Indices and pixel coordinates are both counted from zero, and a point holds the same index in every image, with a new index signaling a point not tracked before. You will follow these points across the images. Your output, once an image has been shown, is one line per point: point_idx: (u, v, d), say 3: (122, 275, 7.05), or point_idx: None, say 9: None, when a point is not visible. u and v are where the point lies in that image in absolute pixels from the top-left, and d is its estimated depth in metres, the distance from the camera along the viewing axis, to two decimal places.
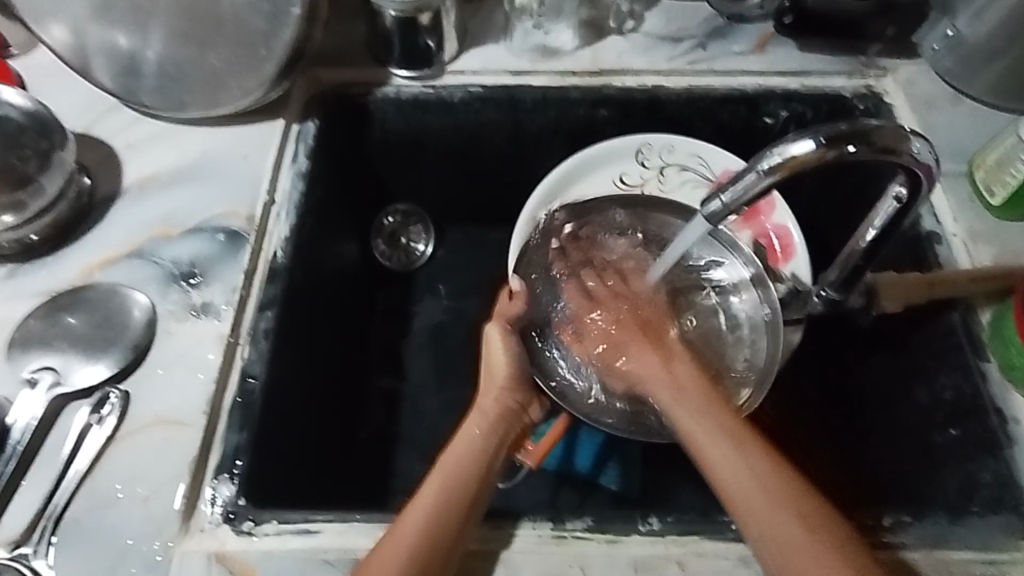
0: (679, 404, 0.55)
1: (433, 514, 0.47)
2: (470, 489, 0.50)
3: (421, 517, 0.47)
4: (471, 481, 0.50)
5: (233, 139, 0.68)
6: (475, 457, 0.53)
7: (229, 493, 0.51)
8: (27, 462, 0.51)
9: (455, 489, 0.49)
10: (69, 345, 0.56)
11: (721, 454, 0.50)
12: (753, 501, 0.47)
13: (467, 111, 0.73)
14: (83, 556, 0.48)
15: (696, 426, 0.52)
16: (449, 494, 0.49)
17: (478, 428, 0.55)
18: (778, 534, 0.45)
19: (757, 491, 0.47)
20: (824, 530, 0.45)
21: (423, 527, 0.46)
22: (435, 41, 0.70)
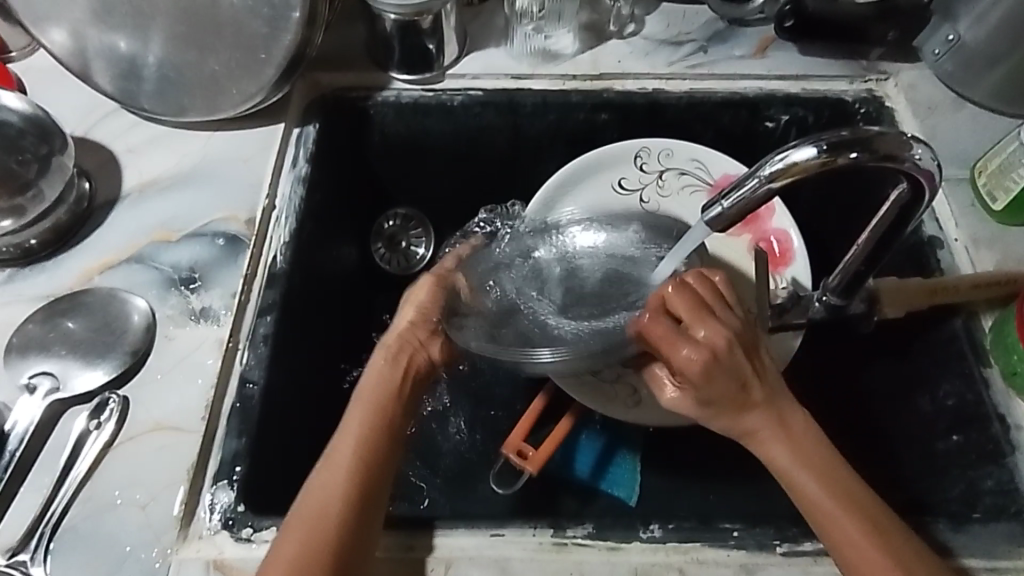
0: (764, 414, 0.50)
1: (350, 475, 0.48)
2: (383, 429, 0.51)
3: (340, 476, 0.48)
4: (384, 423, 0.51)
5: (233, 143, 0.68)
6: (374, 408, 0.52)
7: (228, 499, 0.51)
8: (25, 468, 0.51)
9: (371, 443, 0.50)
10: (68, 351, 0.56)
11: (793, 470, 0.48)
12: (833, 519, 0.46)
13: (467, 115, 0.73)
14: (81, 563, 0.48)
15: (772, 445, 0.49)
16: (368, 455, 0.49)
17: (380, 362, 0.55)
18: (858, 548, 0.45)
19: (834, 504, 0.46)
20: (888, 536, 0.45)
21: (342, 491, 0.47)
22: (436, 44, 0.70)
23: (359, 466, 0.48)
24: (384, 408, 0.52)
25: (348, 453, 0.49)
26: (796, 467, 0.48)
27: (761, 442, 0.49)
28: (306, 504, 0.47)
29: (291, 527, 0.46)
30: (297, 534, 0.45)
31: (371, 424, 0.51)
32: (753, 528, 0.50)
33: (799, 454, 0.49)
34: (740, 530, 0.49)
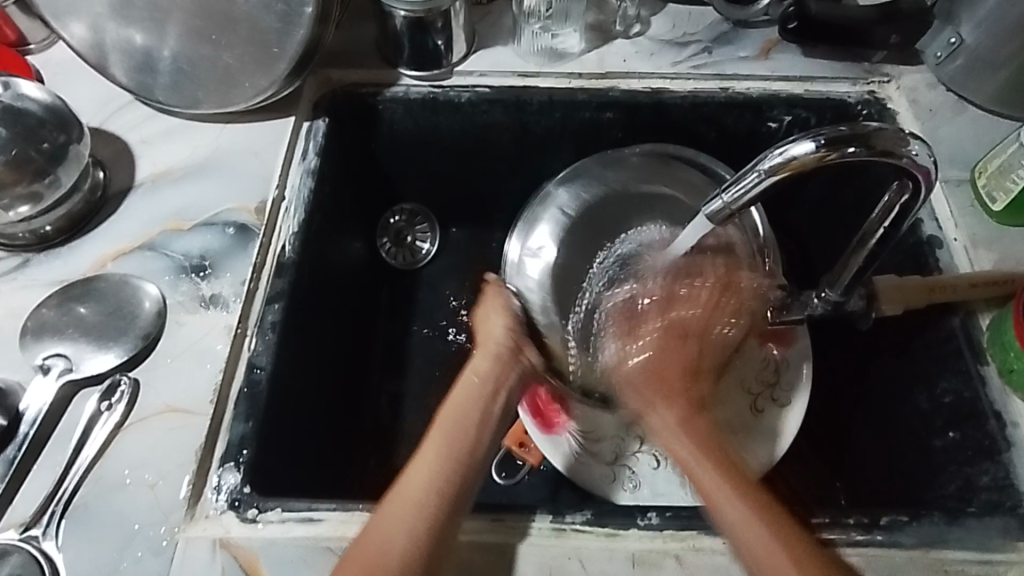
0: (640, 394, 0.59)
1: (435, 468, 0.49)
2: (456, 482, 0.49)
3: (396, 528, 0.46)
4: (456, 475, 0.49)
5: (245, 135, 0.69)
6: (476, 395, 0.54)
7: (234, 480, 0.52)
8: (38, 446, 0.52)
9: (463, 419, 0.53)
10: (80, 334, 0.57)
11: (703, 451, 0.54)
12: (717, 487, 0.51)
13: (475, 112, 0.74)
14: (91, 539, 0.49)
15: (654, 417, 0.57)
16: (451, 441, 0.51)
17: (477, 377, 0.56)
18: (735, 517, 0.48)
19: (724, 491, 0.50)
20: (779, 521, 0.48)
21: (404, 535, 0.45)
22: (444, 41, 0.72)
23: (439, 481, 0.48)
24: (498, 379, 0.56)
25: (427, 452, 0.50)
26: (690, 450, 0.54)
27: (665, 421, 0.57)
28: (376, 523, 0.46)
29: (362, 537, 0.46)
30: (390, 516, 0.46)
31: (472, 396, 0.54)
32: None
33: (708, 440, 0.55)
34: None
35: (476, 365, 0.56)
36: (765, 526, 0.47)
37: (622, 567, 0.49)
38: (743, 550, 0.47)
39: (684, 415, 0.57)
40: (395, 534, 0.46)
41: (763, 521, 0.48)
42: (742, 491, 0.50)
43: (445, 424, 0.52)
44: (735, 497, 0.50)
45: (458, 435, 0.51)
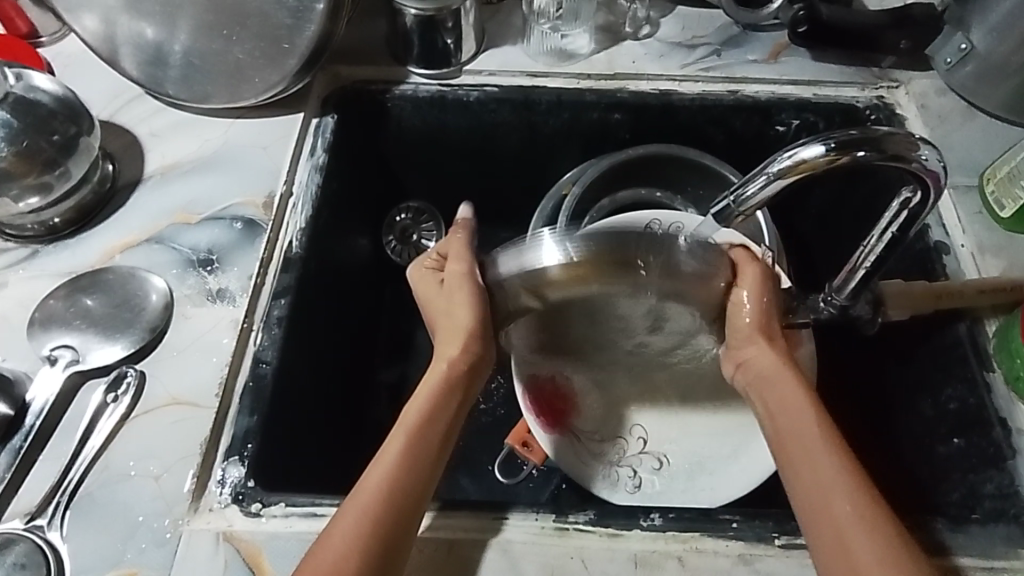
0: (777, 372, 0.52)
1: (400, 460, 0.48)
2: (409, 499, 0.46)
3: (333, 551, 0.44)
4: (404, 495, 0.47)
5: (253, 131, 0.70)
6: (441, 390, 0.52)
7: (238, 474, 0.52)
8: (44, 437, 0.53)
9: (430, 420, 0.50)
10: (87, 325, 0.57)
11: (827, 459, 0.47)
12: (825, 507, 0.45)
13: (483, 111, 0.74)
14: (95, 530, 0.49)
15: (799, 417, 0.49)
16: (419, 439, 0.49)
17: (440, 374, 0.52)
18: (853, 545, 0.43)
19: (844, 514, 0.44)
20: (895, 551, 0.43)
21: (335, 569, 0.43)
22: (454, 40, 0.72)
23: (377, 510, 0.45)
24: (462, 374, 0.52)
25: (393, 448, 0.49)
26: (802, 419, 0.49)
27: (795, 403, 0.50)
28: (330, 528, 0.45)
29: (319, 543, 0.45)
30: (348, 516, 0.45)
31: (437, 390, 0.52)
32: (753, 520, 0.50)
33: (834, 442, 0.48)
34: (739, 522, 0.50)
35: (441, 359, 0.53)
36: (860, 507, 0.44)
37: (624, 568, 0.49)
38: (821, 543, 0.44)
39: (766, 353, 0.52)
40: (334, 562, 0.43)
41: (858, 499, 0.45)
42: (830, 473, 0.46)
43: (406, 430, 0.50)
44: (817, 479, 0.46)
45: (420, 448, 0.49)
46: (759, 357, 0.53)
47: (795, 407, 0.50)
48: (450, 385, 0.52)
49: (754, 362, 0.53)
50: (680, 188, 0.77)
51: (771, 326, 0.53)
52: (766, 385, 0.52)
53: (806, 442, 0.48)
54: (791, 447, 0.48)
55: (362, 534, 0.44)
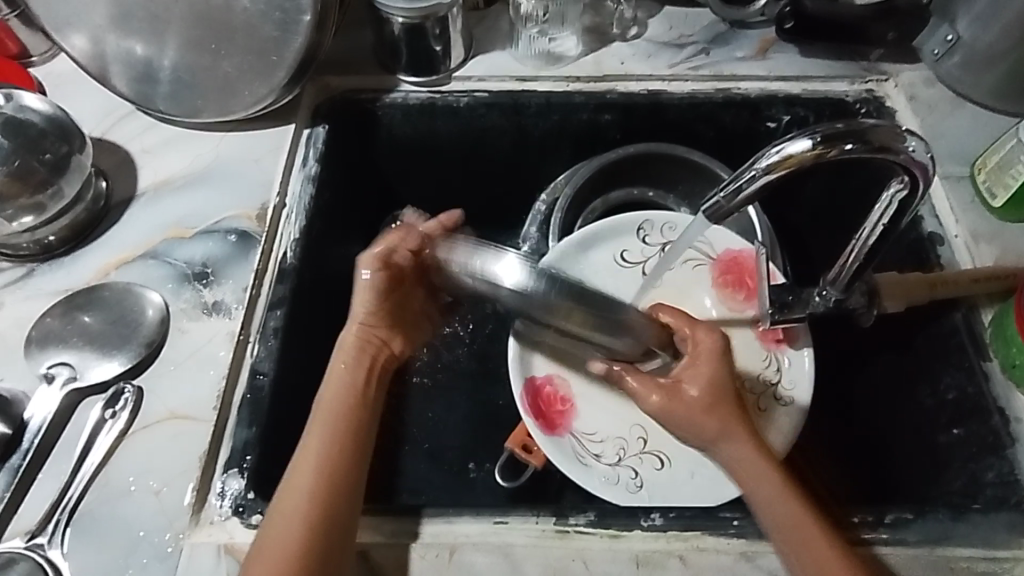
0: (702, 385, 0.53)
1: (331, 455, 0.51)
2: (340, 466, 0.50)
3: (296, 525, 0.46)
4: (340, 464, 0.51)
5: (245, 143, 0.70)
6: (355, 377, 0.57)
7: (238, 486, 0.52)
8: (43, 456, 0.53)
9: (342, 402, 0.55)
10: (84, 343, 0.57)
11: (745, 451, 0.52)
12: (759, 483, 0.50)
13: (473, 117, 0.74)
14: (97, 546, 0.49)
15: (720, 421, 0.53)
16: (340, 431, 0.53)
17: (344, 361, 0.58)
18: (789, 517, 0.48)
19: (772, 491, 0.49)
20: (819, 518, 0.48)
21: (301, 529, 0.46)
22: (442, 47, 0.72)
23: (319, 473, 0.49)
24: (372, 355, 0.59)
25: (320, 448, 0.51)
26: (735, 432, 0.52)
27: (712, 411, 0.53)
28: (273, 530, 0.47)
29: (268, 535, 0.46)
30: (293, 501, 0.48)
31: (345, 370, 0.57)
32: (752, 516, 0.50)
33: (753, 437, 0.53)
34: (740, 519, 0.50)
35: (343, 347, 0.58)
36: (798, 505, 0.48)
37: (625, 568, 0.49)
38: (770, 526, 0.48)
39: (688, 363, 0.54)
40: (292, 524, 0.47)
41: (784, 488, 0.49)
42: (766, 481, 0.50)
43: (322, 409, 0.54)
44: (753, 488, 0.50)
45: (337, 421, 0.53)
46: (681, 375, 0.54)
47: (723, 418, 0.53)
48: (360, 363, 0.58)
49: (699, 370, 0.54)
50: (671, 187, 0.78)
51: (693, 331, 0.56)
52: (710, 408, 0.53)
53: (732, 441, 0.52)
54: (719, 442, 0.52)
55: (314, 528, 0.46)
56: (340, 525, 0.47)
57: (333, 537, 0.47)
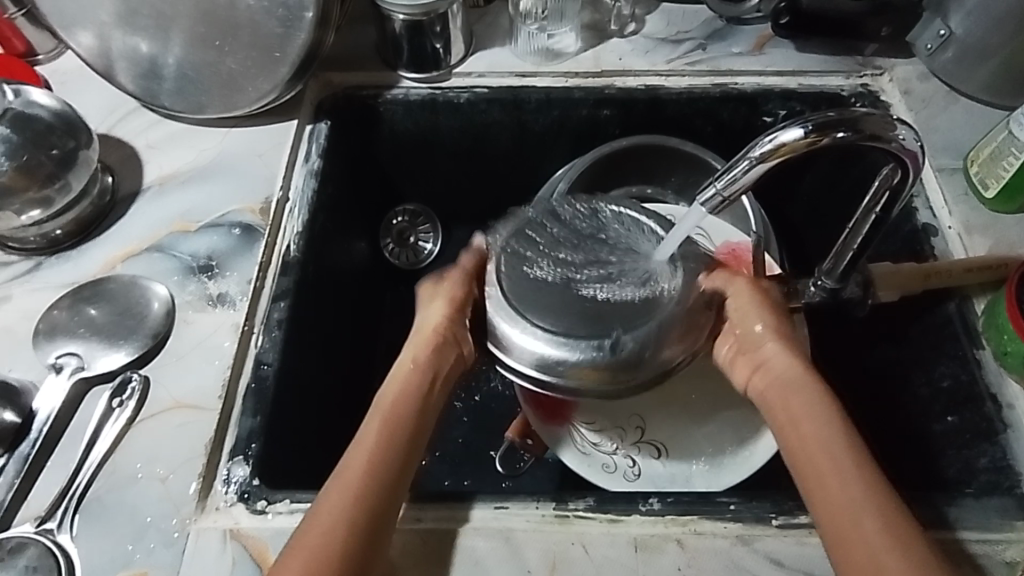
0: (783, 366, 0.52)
1: (375, 459, 0.49)
2: (390, 473, 0.49)
3: (327, 518, 0.46)
4: (389, 467, 0.49)
5: (249, 139, 0.71)
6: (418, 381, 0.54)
7: (243, 473, 0.53)
8: (52, 444, 0.54)
9: (404, 404, 0.52)
10: (91, 333, 0.58)
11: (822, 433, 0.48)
12: (823, 471, 0.46)
13: (474, 112, 0.75)
14: (105, 531, 0.50)
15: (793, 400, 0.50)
16: (391, 435, 0.50)
17: (410, 363, 0.54)
18: (848, 505, 0.44)
19: (836, 482, 0.45)
20: (891, 518, 0.43)
21: (342, 526, 0.45)
22: (442, 45, 0.73)
23: (368, 474, 0.48)
24: (436, 358, 0.54)
25: (365, 448, 0.49)
26: (815, 415, 0.49)
27: (793, 403, 0.50)
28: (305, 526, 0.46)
29: (307, 527, 0.46)
30: (332, 495, 0.47)
31: (413, 370, 0.54)
32: (750, 502, 0.51)
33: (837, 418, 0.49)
34: (737, 504, 0.51)
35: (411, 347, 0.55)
36: (867, 495, 0.44)
37: (624, 552, 0.49)
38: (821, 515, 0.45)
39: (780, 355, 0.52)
40: (332, 522, 0.45)
41: (860, 475, 0.45)
42: (845, 467, 0.46)
43: (383, 411, 0.52)
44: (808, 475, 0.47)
45: (397, 430, 0.50)
46: (772, 361, 0.53)
47: (798, 400, 0.50)
48: (423, 363, 0.54)
49: (772, 366, 0.53)
50: (664, 181, 0.79)
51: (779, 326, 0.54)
52: (783, 391, 0.51)
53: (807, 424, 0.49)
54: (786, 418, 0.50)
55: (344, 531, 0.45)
56: (376, 524, 0.46)
57: (366, 541, 0.46)
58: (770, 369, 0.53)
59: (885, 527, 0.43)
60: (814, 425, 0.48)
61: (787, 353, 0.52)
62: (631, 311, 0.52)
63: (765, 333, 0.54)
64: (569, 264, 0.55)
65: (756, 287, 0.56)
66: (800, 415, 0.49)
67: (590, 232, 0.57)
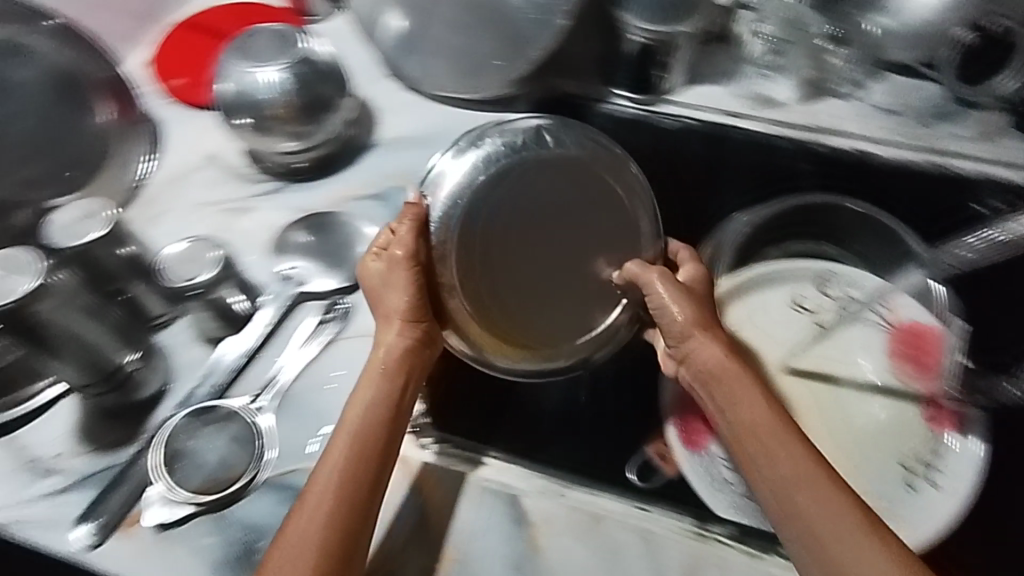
0: (715, 354, 0.51)
1: (349, 463, 0.48)
2: (366, 481, 0.47)
3: (314, 526, 0.45)
4: (365, 475, 0.48)
5: (472, 120, 0.78)
6: (384, 399, 0.51)
7: (418, 409, 0.58)
8: (267, 339, 0.61)
9: (372, 415, 0.50)
10: (315, 255, 0.66)
11: (781, 449, 0.47)
12: (799, 485, 0.46)
13: (676, 140, 0.78)
14: (296, 425, 0.57)
15: (747, 399, 0.50)
16: (364, 444, 0.49)
17: (379, 366, 0.52)
18: (827, 519, 0.45)
19: (810, 489, 0.46)
20: (867, 518, 0.45)
21: (320, 534, 0.45)
22: (664, 71, 0.79)
23: (344, 486, 0.47)
24: (408, 361, 0.52)
25: (326, 475, 0.47)
26: (766, 416, 0.49)
27: (754, 400, 0.50)
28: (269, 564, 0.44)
29: (287, 537, 0.45)
30: (309, 511, 0.46)
31: (381, 372, 0.52)
32: None
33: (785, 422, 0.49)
34: None
35: (379, 348, 0.53)
36: (846, 502, 0.45)
37: None
38: (799, 524, 0.46)
39: (709, 345, 0.52)
40: (311, 530, 0.45)
41: (830, 483, 0.46)
42: (831, 519, 0.45)
43: (352, 427, 0.49)
44: (797, 530, 0.46)
45: (371, 443, 0.49)
46: (706, 354, 0.51)
47: (758, 404, 0.49)
48: (395, 372, 0.52)
49: (698, 357, 0.52)
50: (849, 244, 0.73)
51: (704, 317, 0.53)
52: (728, 374, 0.51)
53: (763, 425, 0.49)
54: (744, 424, 0.49)
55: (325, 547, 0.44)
56: (352, 528, 0.46)
57: (344, 539, 0.45)
58: (693, 360, 0.52)
59: (872, 528, 0.45)
60: (788, 474, 0.47)
61: (716, 347, 0.52)
62: (564, 321, 0.57)
63: (689, 325, 0.53)
64: (544, 248, 0.55)
65: (676, 281, 0.55)
66: (752, 419, 0.49)
67: (572, 207, 0.56)
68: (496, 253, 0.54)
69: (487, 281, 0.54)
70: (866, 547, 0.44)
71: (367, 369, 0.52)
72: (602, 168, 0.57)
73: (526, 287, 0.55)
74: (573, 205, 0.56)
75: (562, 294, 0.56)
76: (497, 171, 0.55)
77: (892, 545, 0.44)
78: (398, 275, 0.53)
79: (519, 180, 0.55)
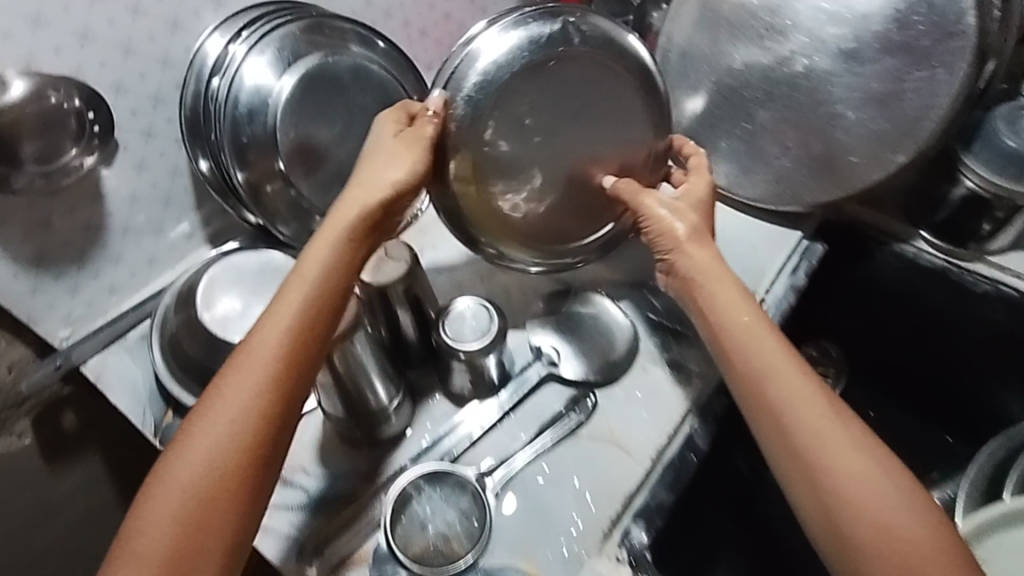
0: (717, 268, 0.55)
1: (292, 347, 0.47)
2: (305, 364, 0.47)
3: (252, 414, 0.45)
4: (306, 358, 0.47)
5: (748, 228, 0.70)
6: (340, 267, 0.49)
7: (641, 539, 0.55)
8: (507, 411, 0.61)
9: (329, 301, 0.48)
10: (569, 335, 0.64)
11: (796, 392, 0.50)
12: (820, 430, 0.48)
13: (979, 305, 0.68)
14: (520, 515, 0.56)
15: (735, 320, 0.53)
16: (306, 333, 0.47)
17: (335, 244, 0.49)
18: (845, 465, 0.47)
19: (829, 434, 0.48)
20: (877, 452, 0.48)
21: (258, 412, 0.45)
22: (992, 228, 0.67)
23: (277, 369, 0.46)
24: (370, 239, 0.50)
25: (274, 339, 0.46)
26: (771, 349, 0.51)
27: (741, 320, 0.53)
28: (211, 411, 0.45)
29: (222, 422, 0.45)
30: (247, 401, 0.45)
31: (339, 250, 0.49)
32: None
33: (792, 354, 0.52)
34: None
35: (338, 227, 0.49)
36: (856, 437, 0.48)
37: None
38: (816, 471, 0.47)
39: (700, 252, 0.56)
40: (244, 414, 0.45)
41: (845, 428, 0.48)
42: (811, 414, 0.49)
43: (304, 307, 0.47)
44: (773, 419, 0.50)
45: (309, 330, 0.47)
46: (694, 259, 0.56)
47: (765, 336, 0.52)
48: (353, 246, 0.49)
49: (691, 262, 0.56)
50: None
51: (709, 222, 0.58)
52: (721, 288, 0.54)
53: (774, 365, 0.51)
54: (756, 360, 0.51)
55: (272, 399, 0.46)
56: (283, 408, 0.46)
57: (282, 420, 0.46)
58: (686, 265, 0.56)
59: (889, 472, 0.47)
60: (767, 364, 0.51)
61: (708, 256, 0.55)
62: (559, 219, 0.61)
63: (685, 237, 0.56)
64: (541, 163, 0.57)
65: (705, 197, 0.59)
66: (763, 356, 0.51)
67: (592, 128, 0.58)
68: (523, 149, 0.56)
69: (489, 163, 0.55)
70: (891, 496, 0.46)
71: (321, 248, 0.49)
72: (632, 85, 0.58)
73: (530, 186, 0.58)
74: (587, 100, 0.56)
75: (541, 196, 0.59)
76: (526, 68, 0.53)
77: (902, 481, 0.47)
78: (390, 151, 0.51)
79: (551, 78, 0.55)
